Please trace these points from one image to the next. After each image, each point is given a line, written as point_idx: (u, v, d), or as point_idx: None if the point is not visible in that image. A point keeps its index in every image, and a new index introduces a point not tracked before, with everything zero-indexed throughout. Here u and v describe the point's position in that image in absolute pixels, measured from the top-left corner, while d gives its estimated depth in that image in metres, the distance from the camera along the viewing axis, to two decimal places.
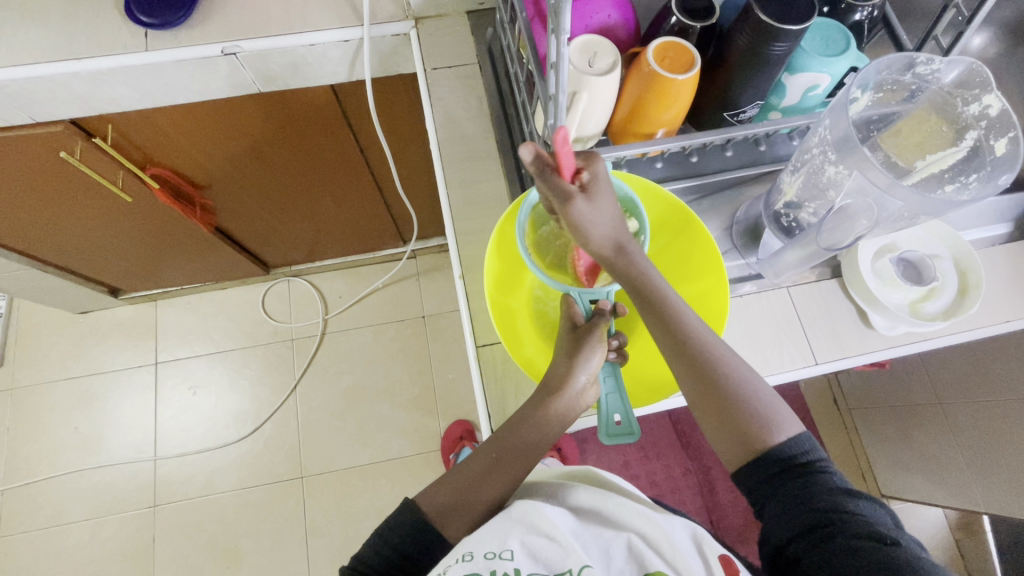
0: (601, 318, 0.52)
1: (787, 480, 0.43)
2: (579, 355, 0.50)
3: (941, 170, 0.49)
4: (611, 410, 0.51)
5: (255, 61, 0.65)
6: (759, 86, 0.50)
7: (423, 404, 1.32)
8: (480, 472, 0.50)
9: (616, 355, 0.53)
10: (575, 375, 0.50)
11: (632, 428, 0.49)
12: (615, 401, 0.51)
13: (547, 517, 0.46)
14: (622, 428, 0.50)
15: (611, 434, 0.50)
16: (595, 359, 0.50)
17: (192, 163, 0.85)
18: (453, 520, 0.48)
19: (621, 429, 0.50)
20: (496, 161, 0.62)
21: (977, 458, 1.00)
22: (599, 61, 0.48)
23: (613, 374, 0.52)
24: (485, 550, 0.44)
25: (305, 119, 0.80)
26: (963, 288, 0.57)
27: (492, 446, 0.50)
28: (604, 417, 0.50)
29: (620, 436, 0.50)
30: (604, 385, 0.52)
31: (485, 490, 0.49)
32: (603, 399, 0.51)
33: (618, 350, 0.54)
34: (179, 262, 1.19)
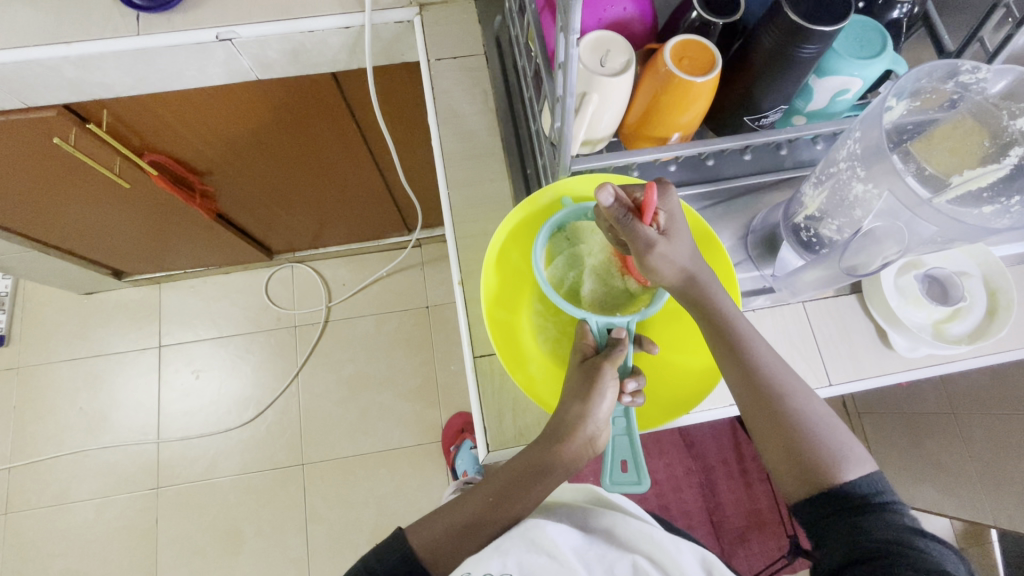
0: (614, 350, 0.48)
1: (851, 514, 0.41)
2: (593, 394, 0.47)
3: (980, 187, 0.44)
4: (618, 453, 0.49)
5: (252, 47, 0.62)
6: (784, 89, 0.46)
7: (425, 395, 1.32)
8: (483, 507, 0.49)
9: (633, 399, 0.49)
10: (589, 413, 0.47)
11: (640, 478, 0.47)
12: (624, 444, 0.49)
13: (548, 534, 0.45)
14: (628, 476, 0.47)
15: (616, 481, 0.47)
16: (607, 404, 0.47)
17: (191, 150, 0.82)
18: (448, 548, 0.47)
19: (627, 476, 0.47)
20: (501, 160, 0.59)
21: (989, 471, 0.98)
22: (612, 60, 0.44)
23: (626, 415, 0.49)
24: (483, 572, 0.43)
25: (306, 107, 0.77)
26: (993, 310, 0.53)
27: (499, 480, 0.49)
28: (609, 461, 0.48)
29: (625, 484, 0.47)
30: (615, 426, 0.50)
31: (484, 518, 0.48)
32: (613, 442, 0.49)
33: (635, 393, 0.49)
34: (182, 247, 1.18)
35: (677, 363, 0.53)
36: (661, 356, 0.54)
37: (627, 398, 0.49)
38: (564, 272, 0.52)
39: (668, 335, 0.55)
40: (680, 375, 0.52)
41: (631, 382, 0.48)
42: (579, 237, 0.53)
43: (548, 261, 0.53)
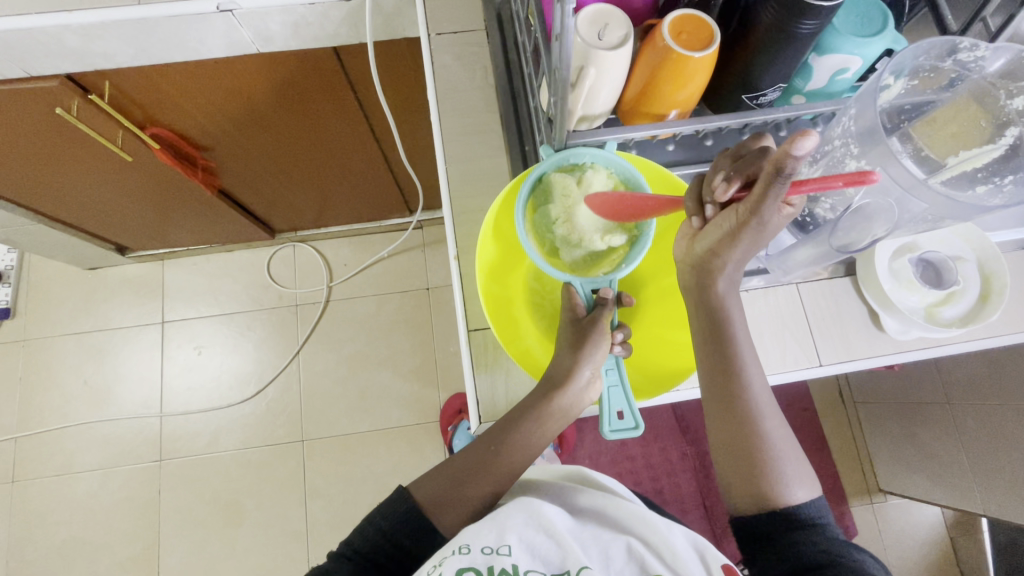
0: (603, 309, 0.50)
1: (789, 531, 0.44)
2: (584, 350, 0.49)
3: (975, 168, 0.44)
4: (613, 404, 0.48)
5: (254, 19, 0.62)
6: (784, 66, 0.46)
7: (425, 375, 1.33)
8: (478, 459, 0.50)
9: (621, 348, 0.50)
10: (579, 369, 0.49)
11: (637, 423, 0.46)
12: (619, 395, 0.48)
13: (546, 514, 0.46)
14: (626, 422, 0.47)
15: (615, 429, 0.47)
16: (599, 354, 0.49)
17: (194, 124, 0.83)
18: (446, 512, 0.47)
19: (625, 423, 0.47)
20: (498, 137, 0.60)
21: (982, 460, 0.99)
22: (610, 33, 0.44)
23: (617, 367, 0.49)
24: (482, 544, 0.42)
25: (307, 82, 0.77)
26: (986, 294, 0.53)
27: (491, 433, 0.50)
28: (606, 410, 0.47)
29: (622, 430, 0.47)
30: (607, 379, 0.49)
31: (475, 485, 0.49)
32: (606, 393, 0.48)
33: (623, 343, 0.50)
34: (185, 224, 1.19)
35: (671, 339, 0.53)
36: (654, 332, 0.55)
37: (619, 349, 0.50)
38: (543, 230, 0.51)
39: (658, 311, 0.55)
40: (673, 353, 0.52)
41: (619, 333, 0.50)
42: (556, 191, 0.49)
43: (531, 216, 0.51)
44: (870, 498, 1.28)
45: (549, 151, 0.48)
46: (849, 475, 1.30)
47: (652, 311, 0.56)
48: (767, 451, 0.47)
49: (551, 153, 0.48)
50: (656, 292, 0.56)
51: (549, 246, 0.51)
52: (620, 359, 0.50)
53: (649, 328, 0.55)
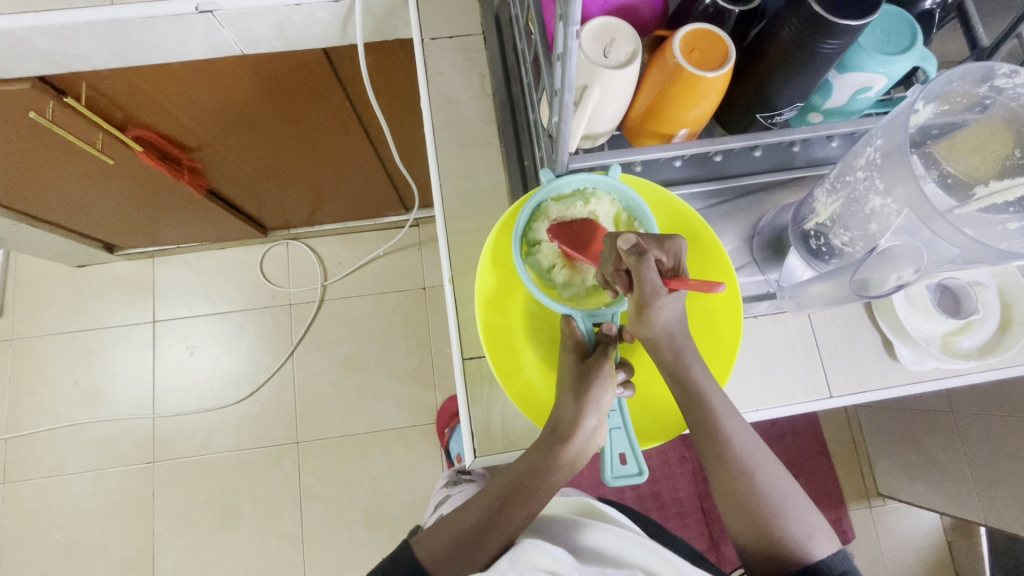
0: (605, 350, 0.48)
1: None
2: (589, 398, 0.46)
3: (1007, 201, 0.41)
4: (615, 447, 0.47)
5: (236, 21, 0.58)
6: (802, 86, 0.42)
7: (421, 376, 1.31)
8: (484, 515, 0.47)
9: (624, 389, 0.48)
10: (585, 418, 0.46)
11: (640, 469, 0.45)
12: (620, 438, 0.47)
13: (549, 554, 0.43)
14: (628, 468, 0.45)
15: (617, 475, 0.45)
16: (606, 399, 0.46)
17: (178, 126, 0.79)
18: (456, 568, 0.45)
19: (627, 469, 0.45)
20: (496, 151, 0.56)
21: (984, 471, 0.98)
22: (616, 50, 0.41)
23: (621, 409, 0.48)
24: None
25: (295, 84, 0.73)
26: (1006, 323, 0.51)
27: (499, 486, 0.48)
28: (609, 456, 0.46)
29: (626, 477, 0.45)
30: (609, 421, 0.47)
31: (489, 541, 0.46)
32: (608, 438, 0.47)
33: (625, 383, 0.48)
34: (175, 223, 1.16)
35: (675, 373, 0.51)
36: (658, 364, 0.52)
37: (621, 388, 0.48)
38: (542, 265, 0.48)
39: None
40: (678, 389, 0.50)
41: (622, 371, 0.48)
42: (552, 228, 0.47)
43: (529, 247, 0.48)
44: (870, 502, 1.28)
45: (549, 176, 0.45)
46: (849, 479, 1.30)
47: None
48: (774, 489, 0.45)
49: (551, 178, 0.45)
50: None
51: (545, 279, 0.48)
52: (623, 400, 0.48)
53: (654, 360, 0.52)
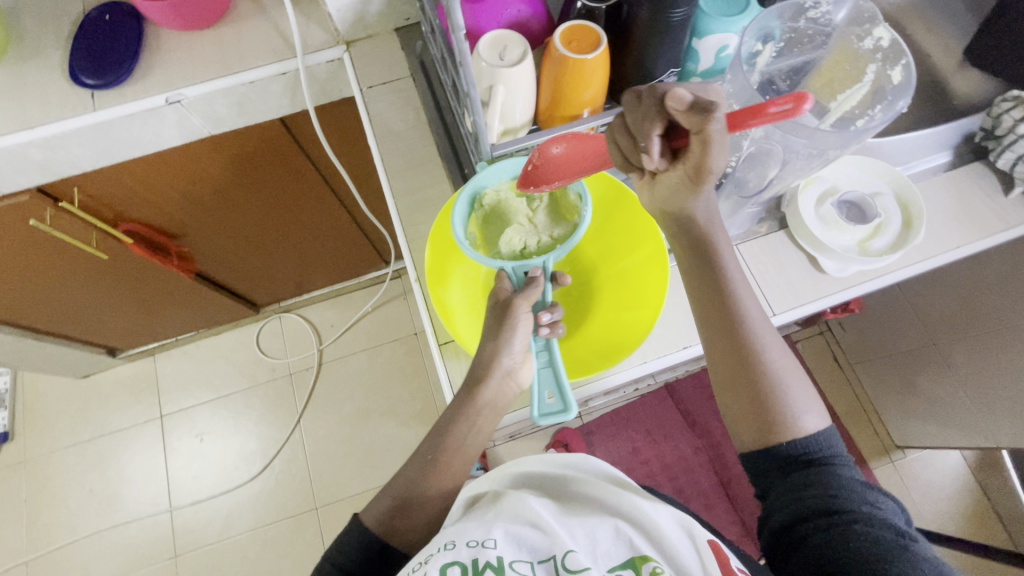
0: (528, 288, 0.53)
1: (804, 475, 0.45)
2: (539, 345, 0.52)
3: (852, 107, 0.52)
4: (543, 387, 0.51)
5: (201, 105, 0.68)
6: (670, 53, 0.51)
7: (428, 418, 1.33)
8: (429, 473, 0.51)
9: (551, 330, 0.53)
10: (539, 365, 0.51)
11: (564, 405, 0.49)
12: (547, 377, 0.51)
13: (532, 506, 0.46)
14: (554, 405, 0.50)
15: (543, 412, 0.50)
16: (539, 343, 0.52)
17: (163, 215, 0.88)
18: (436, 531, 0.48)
19: (553, 407, 0.50)
20: (439, 166, 0.64)
21: (978, 392, 1.01)
22: (510, 53, 0.49)
23: (546, 348, 0.52)
24: (469, 538, 0.42)
25: (261, 156, 0.83)
26: (907, 221, 0.58)
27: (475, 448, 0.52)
28: (536, 395, 0.51)
29: (551, 414, 0.50)
30: (538, 360, 0.52)
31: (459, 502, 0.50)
32: (536, 376, 0.52)
33: (551, 324, 0.53)
34: (172, 314, 1.23)
35: (624, 314, 0.54)
36: (611, 313, 0.55)
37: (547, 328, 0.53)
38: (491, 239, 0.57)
39: (615, 294, 0.56)
40: (626, 326, 0.53)
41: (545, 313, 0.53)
42: (493, 211, 0.57)
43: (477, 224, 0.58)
44: (890, 457, 1.30)
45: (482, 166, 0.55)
46: (862, 439, 1.31)
47: (608, 293, 0.57)
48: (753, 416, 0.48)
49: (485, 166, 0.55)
50: (608, 277, 0.58)
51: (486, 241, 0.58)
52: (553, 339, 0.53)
53: (606, 312, 0.56)
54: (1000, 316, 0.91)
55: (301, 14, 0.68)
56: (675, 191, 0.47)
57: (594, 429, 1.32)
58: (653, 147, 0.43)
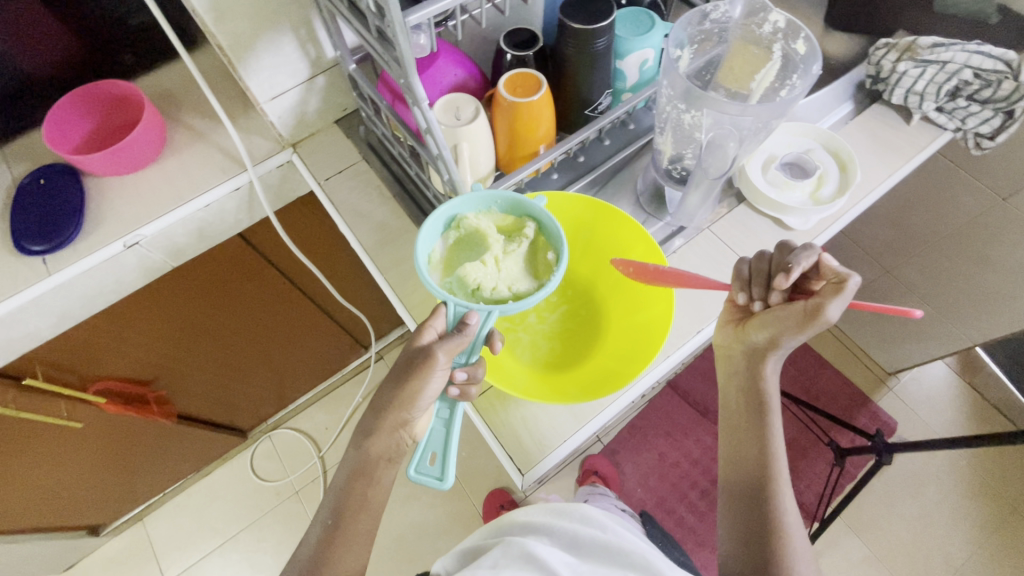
0: (454, 337, 0.47)
1: None
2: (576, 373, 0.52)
3: (772, 83, 0.58)
4: (429, 446, 0.50)
5: (161, 241, 0.67)
6: (601, 78, 0.57)
7: (451, 492, 1.28)
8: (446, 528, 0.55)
9: (457, 391, 0.49)
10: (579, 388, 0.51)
11: (440, 476, 0.48)
12: (438, 438, 0.50)
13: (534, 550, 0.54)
14: (431, 470, 0.49)
15: (418, 470, 0.49)
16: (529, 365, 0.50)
17: (135, 363, 0.84)
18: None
19: (432, 471, 0.49)
20: (415, 233, 0.66)
21: (941, 300, 1.10)
22: (463, 112, 0.53)
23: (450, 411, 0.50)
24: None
25: (227, 274, 0.81)
26: (842, 166, 0.65)
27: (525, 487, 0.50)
28: (419, 452, 0.49)
29: (425, 475, 0.49)
30: (436, 418, 0.50)
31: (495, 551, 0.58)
32: (429, 433, 0.50)
33: (458, 395, 0.48)
34: (156, 467, 1.14)
35: (641, 316, 0.54)
36: (627, 319, 0.55)
37: (457, 391, 0.49)
38: (459, 258, 0.51)
39: (623, 301, 0.57)
40: (645, 326, 0.53)
41: (461, 372, 0.49)
42: (468, 233, 0.52)
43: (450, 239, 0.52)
44: (888, 385, 1.37)
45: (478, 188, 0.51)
46: (858, 377, 1.38)
47: (616, 302, 0.57)
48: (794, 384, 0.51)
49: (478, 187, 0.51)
50: (608, 288, 0.59)
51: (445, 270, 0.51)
52: (457, 404, 0.49)
53: (622, 319, 0.56)
54: (947, 220, 1.01)
55: (240, 129, 0.69)
56: (781, 326, 0.49)
57: (617, 447, 1.32)
58: (793, 275, 0.48)
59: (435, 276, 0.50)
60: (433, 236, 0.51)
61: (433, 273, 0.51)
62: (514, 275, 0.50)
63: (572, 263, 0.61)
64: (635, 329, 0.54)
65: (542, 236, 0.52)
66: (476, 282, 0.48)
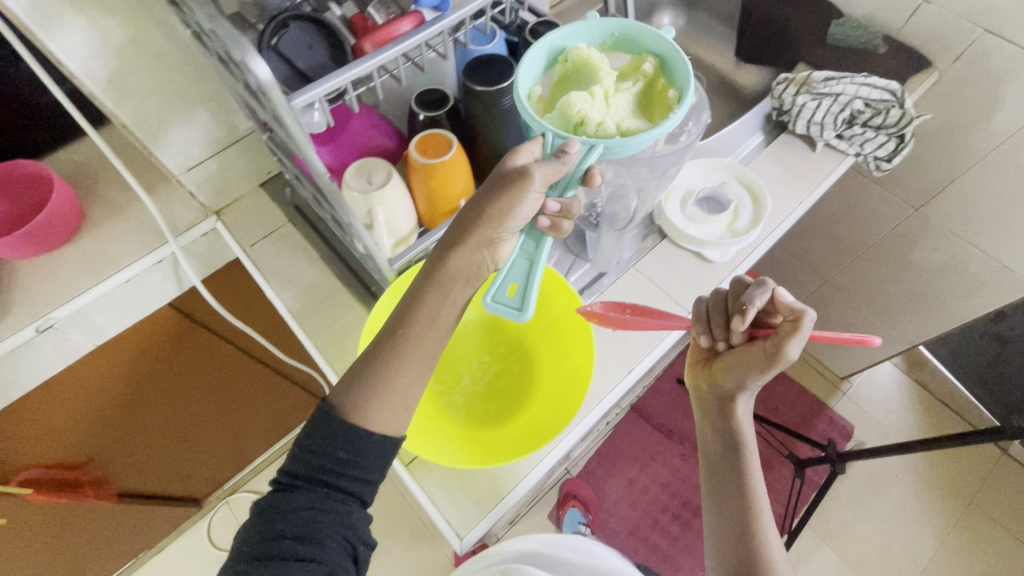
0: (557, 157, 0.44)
1: None
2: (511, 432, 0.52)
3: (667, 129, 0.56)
4: (512, 277, 0.47)
5: (78, 321, 0.64)
6: (512, 132, 0.58)
7: (422, 543, 1.24)
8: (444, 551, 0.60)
9: (552, 225, 0.46)
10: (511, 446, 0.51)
11: (521, 305, 0.45)
12: (519, 270, 0.47)
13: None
14: (510, 301, 0.46)
15: (496, 299, 0.46)
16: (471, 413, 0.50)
17: (63, 447, 0.80)
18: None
19: (509, 302, 0.46)
20: (344, 294, 0.65)
21: (878, 305, 1.15)
22: (375, 176, 0.53)
23: (534, 241, 0.47)
24: None
25: (159, 347, 0.79)
26: (754, 197, 0.68)
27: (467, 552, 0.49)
28: (500, 279, 0.47)
29: (503, 304, 0.46)
30: (521, 249, 0.47)
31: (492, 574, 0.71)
32: (507, 263, 0.47)
33: (549, 226, 0.46)
34: (100, 550, 1.07)
35: (569, 365, 0.55)
36: (557, 369, 0.56)
37: (547, 225, 0.47)
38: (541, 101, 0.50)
39: (554, 349, 0.57)
40: (573, 376, 0.53)
41: (552, 203, 0.47)
42: (568, 74, 0.50)
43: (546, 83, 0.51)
44: (841, 390, 1.41)
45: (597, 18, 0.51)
46: (813, 385, 1.41)
47: (548, 351, 0.58)
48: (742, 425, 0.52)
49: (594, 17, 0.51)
50: (540, 336, 0.59)
51: (547, 106, 0.50)
52: (548, 234, 0.47)
53: (553, 368, 0.56)
54: (865, 239, 1.07)
55: (158, 199, 0.67)
56: (746, 365, 0.52)
57: (586, 478, 1.31)
58: (748, 314, 0.50)
59: (535, 108, 0.49)
60: (536, 73, 0.51)
61: (534, 109, 0.50)
62: (622, 110, 0.49)
63: (502, 317, 0.62)
64: (565, 379, 0.54)
65: (659, 72, 0.50)
66: (581, 112, 0.45)
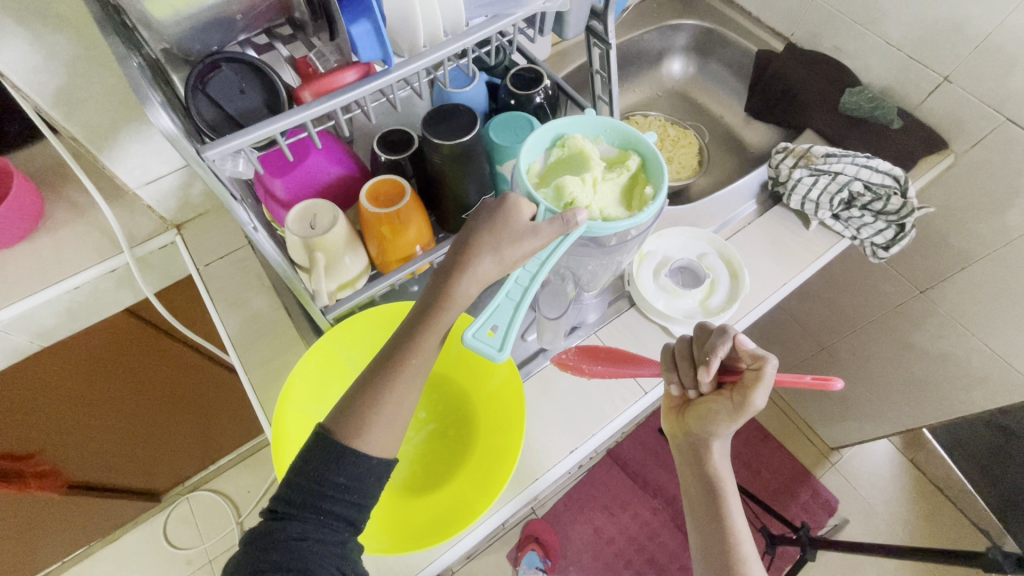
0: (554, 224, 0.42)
1: None
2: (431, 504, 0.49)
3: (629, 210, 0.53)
4: (493, 317, 0.42)
5: (22, 324, 0.62)
6: (476, 183, 0.55)
7: None
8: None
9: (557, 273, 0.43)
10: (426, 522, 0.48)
11: (501, 348, 0.41)
12: (504, 312, 0.43)
13: None
14: (491, 340, 0.41)
15: (474, 336, 0.42)
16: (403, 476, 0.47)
17: (9, 440, 0.79)
18: None
19: (490, 340, 0.42)
20: (290, 326, 0.63)
21: (874, 382, 1.09)
22: (320, 219, 0.51)
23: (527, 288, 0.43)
24: None
25: (114, 351, 0.77)
26: (733, 273, 0.63)
27: None
28: (483, 319, 0.42)
29: (480, 343, 0.41)
30: (511, 290, 0.43)
31: None
32: (497, 303, 0.42)
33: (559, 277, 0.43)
34: (49, 537, 1.06)
35: (501, 439, 0.51)
36: (489, 441, 0.53)
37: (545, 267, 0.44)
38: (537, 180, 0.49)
39: (492, 417, 0.54)
40: (502, 452, 0.50)
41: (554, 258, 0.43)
42: (563, 159, 0.49)
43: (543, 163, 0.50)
44: (830, 461, 1.34)
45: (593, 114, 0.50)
46: (801, 452, 1.35)
47: (485, 418, 0.55)
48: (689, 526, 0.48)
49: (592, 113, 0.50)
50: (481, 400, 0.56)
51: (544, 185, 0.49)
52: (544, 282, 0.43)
53: (486, 439, 0.53)
54: (867, 308, 1.00)
55: (119, 207, 0.65)
56: (714, 416, 0.48)
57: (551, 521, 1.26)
58: (713, 365, 0.47)
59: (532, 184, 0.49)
60: (537, 150, 0.50)
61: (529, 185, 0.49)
62: (609, 201, 0.48)
63: (446, 375, 0.59)
64: (494, 453, 0.51)
65: (644, 171, 0.49)
66: (573, 194, 0.45)
